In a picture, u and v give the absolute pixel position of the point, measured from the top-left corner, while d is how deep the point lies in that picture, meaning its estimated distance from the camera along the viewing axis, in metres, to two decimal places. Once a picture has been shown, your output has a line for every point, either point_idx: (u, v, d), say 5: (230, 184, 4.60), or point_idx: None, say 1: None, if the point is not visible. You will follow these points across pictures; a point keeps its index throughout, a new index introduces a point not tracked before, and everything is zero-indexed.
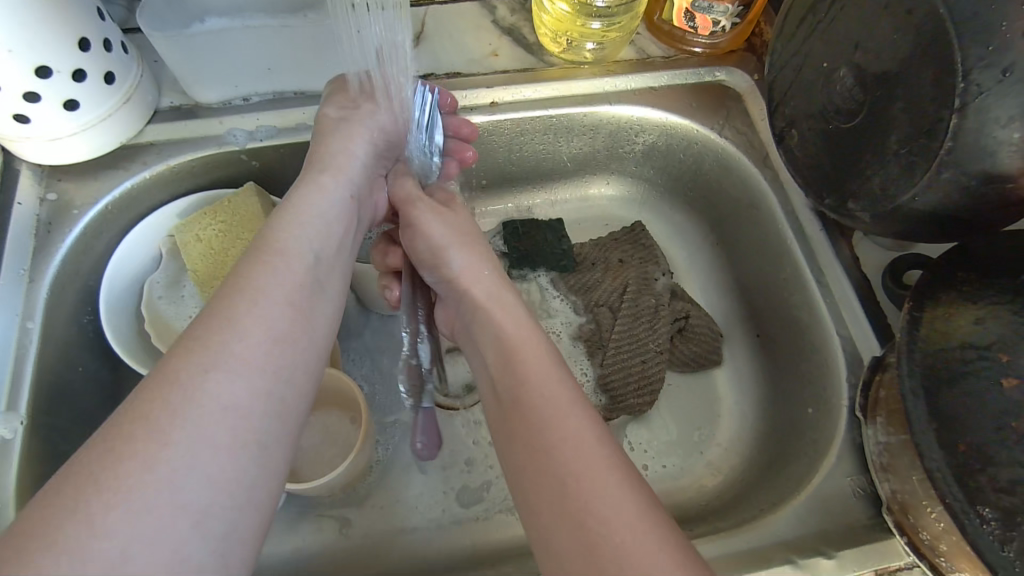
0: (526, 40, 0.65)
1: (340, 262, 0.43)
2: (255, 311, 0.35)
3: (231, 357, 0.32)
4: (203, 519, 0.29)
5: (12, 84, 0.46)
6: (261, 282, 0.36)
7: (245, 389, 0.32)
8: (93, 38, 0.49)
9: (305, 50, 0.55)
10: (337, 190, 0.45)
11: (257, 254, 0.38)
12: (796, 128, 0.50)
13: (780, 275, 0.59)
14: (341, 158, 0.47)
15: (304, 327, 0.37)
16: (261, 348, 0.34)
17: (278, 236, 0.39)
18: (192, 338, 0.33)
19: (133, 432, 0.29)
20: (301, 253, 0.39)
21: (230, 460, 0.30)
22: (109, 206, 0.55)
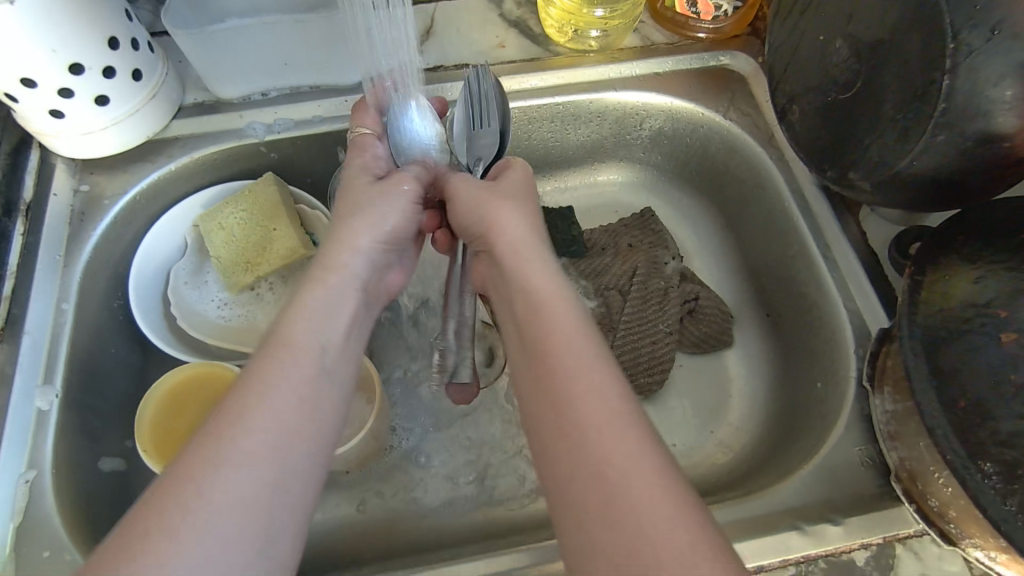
0: (532, 32, 0.67)
1: (352, 346, 0.40)
2: (266, 412, 0.33)
3: (239, 451, 0.32)
4: (241, 570, 0.30)
5: (48, 80, 0.49)
6: (298, 336, 0.37)
7: (280, 438, 0.33)
8: (122, 37, 0.52)
9: (318, 45, 0.58)
10: (346, 274, 0.43)
11: (271, 353, 0.36)
12: (796, 103, 0.51)
13: (787, 253, 0.59)
14: (344, 243, 0.44)
15: (323, 417, 0.36)
16: (273, 450, 0.33)
17: (290, 328, 0.38)
18: (202, 439, 0.32)
19: (142, 533, 0.29)
20: (311, 346, 0.37)
21: (267, 510, 0.31)
22: (137, 197, 0.58)
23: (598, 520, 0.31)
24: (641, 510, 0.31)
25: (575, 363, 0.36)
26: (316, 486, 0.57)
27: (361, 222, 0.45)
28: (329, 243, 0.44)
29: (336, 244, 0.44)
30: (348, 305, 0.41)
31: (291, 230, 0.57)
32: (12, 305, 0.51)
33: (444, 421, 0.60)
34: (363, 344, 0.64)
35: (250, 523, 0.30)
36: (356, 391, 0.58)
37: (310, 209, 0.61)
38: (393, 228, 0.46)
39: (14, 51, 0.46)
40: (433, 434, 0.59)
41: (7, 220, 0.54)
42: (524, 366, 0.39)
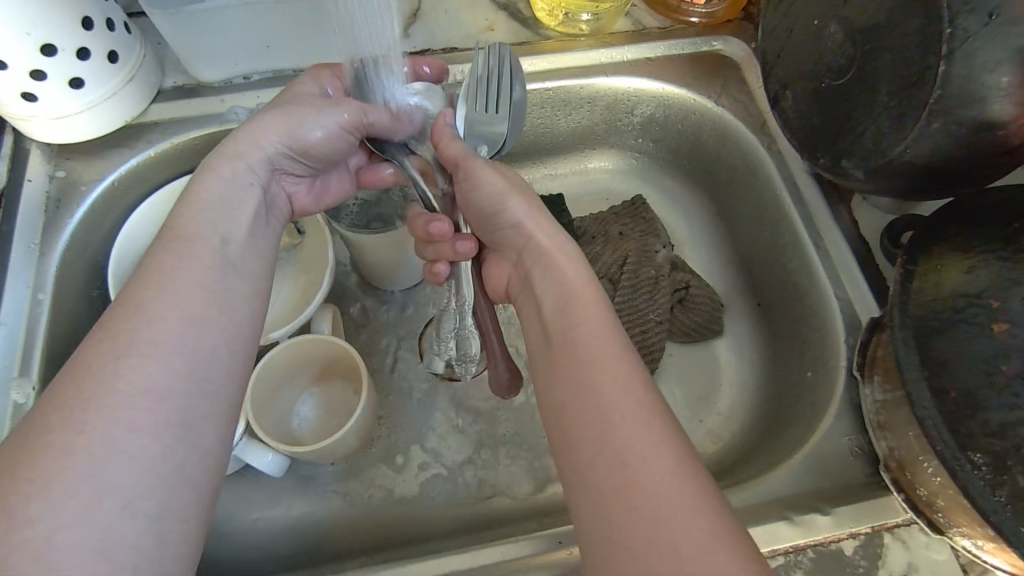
0: (522, 15, 0.65)
1: (257, 244, 0.41)
2: (161, 303, 0.34)
3: (143, 342, 0.32)
4: (152, 450, 0.30)
5: (18, 61, 0.47)
6: (186, 227, 0.38)
7: (173, 328, 0.34)
8: (96, 17, 0.50)
9: (302, 27, 0.57)
10: (252, 174, 0.43)
11: (165, 246, 0.37)
12: (789, 89, 0.50)
13: (779, 241, 0.59)
14: (251, 141, 0.44)
15: (228, 311, 0.36)
16: (175, 338, 0.33)
17: (176, 222, 0.38)
18: (111, 328, 0.33)
19: (40, 429, 0.29)
20: (208, 235, 0.38)
21: (174, 396, 0.32)
22: (116, 183, 0.57)
23: (615, 506, 0.31)
24: (657, 501, 0.31)
25: (603, 362, 0.36)
26: (302, 477, 0.56)
27: (275, 118, 0.45)
28: (232, 136, 0.44)
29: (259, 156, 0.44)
30: (248, 206, 0.42)
31: None
32: None
33: (433, 412, 0.59)
34: (350, 333, 0.63)
35: (163, 409, 0.31)
36: (343, 381, 0.57)
37: None
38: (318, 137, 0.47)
39: None
40: (421, 424, 0.59)
41: None
42: (547, 356, 0.39)
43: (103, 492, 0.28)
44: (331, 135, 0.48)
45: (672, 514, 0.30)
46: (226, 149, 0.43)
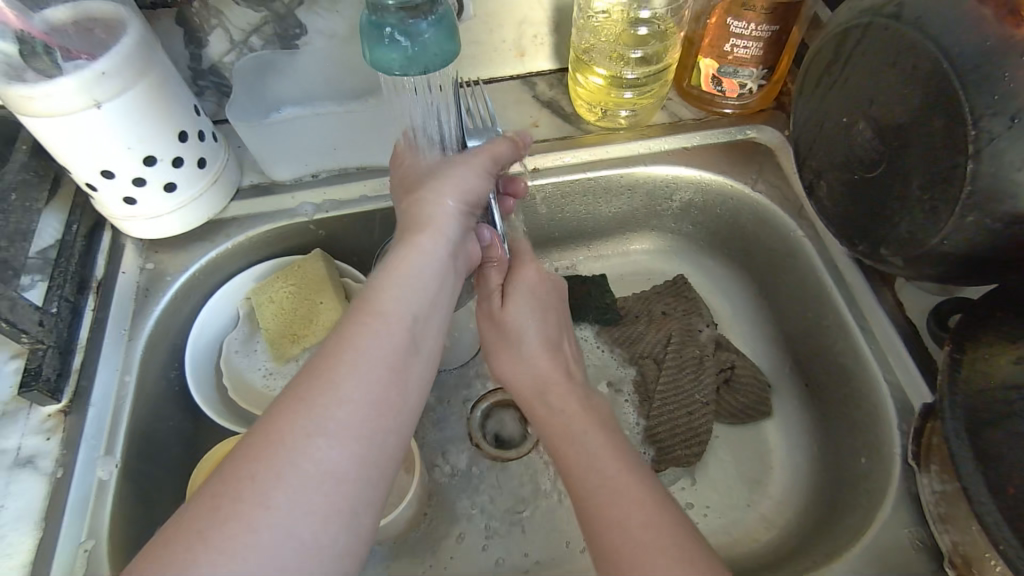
0: (564, 111, 0.70)
1: (438, 315, 0.41)
2: (354, 384, 0.35)
3: (330, 422, 0.33)
4: (316, 533, 0.31)
5: (125, 171, 0.54)
6: (378, 301, 0.39)
7: (358, 409, 0.34)
8: (190, 130, 0.57)
9: (365, 132, 0.63)
10: (438, 241, 0.44)
11: (359, 320, 0.38)
12: (824, 179, 0.52)
13: (823, 321, 0.59)
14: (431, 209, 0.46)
15: (403, 387, 0.37)
16: (360, 420, 0.34)
17: (379, 297, 0.39)
18: (293, 400, 0.34)
19: (233, 495, 0.31)
20: (400, 313, 0.39)
21: (345, 479, 0.33)
22: (196, 273, 0.63)
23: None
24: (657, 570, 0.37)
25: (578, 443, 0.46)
26: None
27: (436, 184, 0.47)
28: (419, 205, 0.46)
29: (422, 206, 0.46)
30: (434, 275, 0.42)
31: (337, 302, 0.60)
32: (81, 376, 0.55)
33: (482, 490, 0.61)
34: None
35: (341, 491, 0.32)
36: None
37: (355, 283, 0.64)
38: (474, 198, 0.49)
39: (98, 146, 0.52)
40: (471, 504, 0.60)
41: (81, 297, 0.58)
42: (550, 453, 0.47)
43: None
44: (477, 177, 0.50)
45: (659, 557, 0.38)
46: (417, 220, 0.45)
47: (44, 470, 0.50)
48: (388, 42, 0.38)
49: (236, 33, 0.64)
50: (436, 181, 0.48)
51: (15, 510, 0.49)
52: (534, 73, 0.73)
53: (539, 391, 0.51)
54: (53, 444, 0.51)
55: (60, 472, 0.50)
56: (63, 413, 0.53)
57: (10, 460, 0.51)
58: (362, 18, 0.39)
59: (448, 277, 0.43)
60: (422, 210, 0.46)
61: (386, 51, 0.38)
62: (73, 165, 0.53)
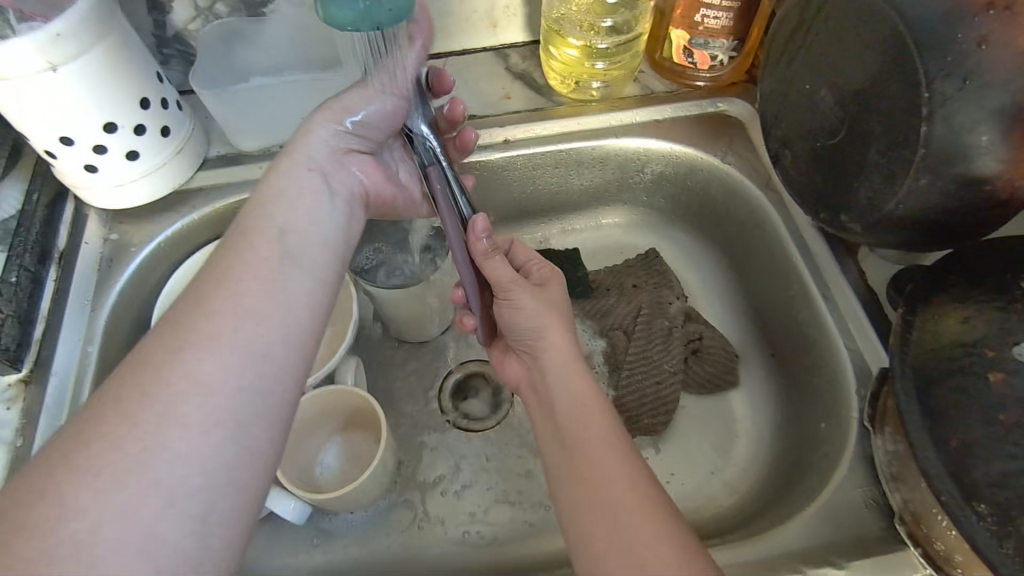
0: (537, 83, 0.70)
1: (322, 233, 0.42)
2: (224, 296, 0.36)
3: (199, 338, 0.34)
4: (201, 442, 0.32)
5: (85, 138, 0.53)
6: (250, 224, 0.40)
7: (233, 323, 0.35)
8: (153, 97, 0.56)
9: (333, 102, 0.63)
10: (310, 167, 0.46)
11: (234, 244, 0.39)
12: (789, 148, 0.52)
13: (788, 291, 0.60)
14: (309, 144, 0.47)
15: (281, 299, 0.37)
16: (233, 331, 0.35)
17: (249, 220, 0.40)
18: (171, 325, 0.35)
19: (100, 417, 0.31)
20: (267, 231, 0.40)
21: (224, 389, 0.33)
22: (163, 244, 0.62)
23: None
24: None
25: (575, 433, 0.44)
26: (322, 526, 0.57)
27: (323, 121, 0.48)
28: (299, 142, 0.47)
29: (301, 142, 0.47)
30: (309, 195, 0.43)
31: None
32: (42, 346, 0.54)
33: (453, 460, 0.61)
34: (372, 383, 0.65)
35: (224, 400, 0.33)
36: (365, 431, 0.59)
37: None
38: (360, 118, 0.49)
39: (55, 111, 0.51)
40: (441, 473, 0.61)
41: (42, 267, 0.57)
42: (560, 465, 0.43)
43: (159, 486, 0.30)
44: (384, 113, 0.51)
45: (650, 545, 0.37)
46: (296, 151, 0.46)
47: (4, 440, 0.50)
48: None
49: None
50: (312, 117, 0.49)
51: None
52: (507, 45, 0.72)
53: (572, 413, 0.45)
54: (13, 413, 0.51)
55: (19, 442, 0.50)
56: (24, 383, 0.52)
57: None
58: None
59: (321, 192, 0.44)
60: (298, 136, 0.48)
61: (338, 9, 0.38)
62: (30, 131, 0.52)
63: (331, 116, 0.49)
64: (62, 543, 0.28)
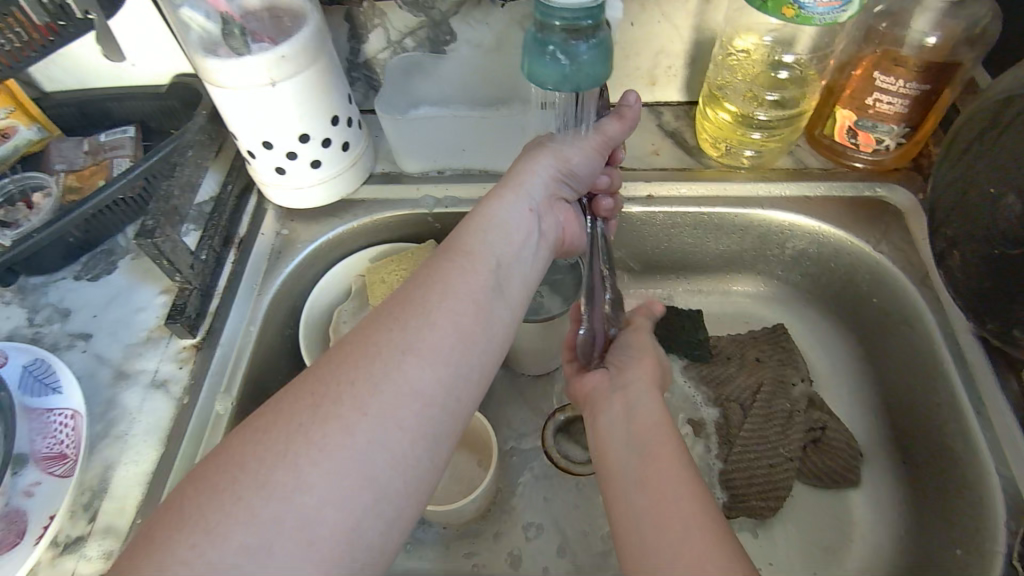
0: (688, 143, 0.71)
1: (524, 267, 0.46)
2: (443, 310, 0.40)
3: (418, 347, 0.38)
4: (400, 446, 0.35)
5: (282, 144, 0.61)
6: (469, 245, 0.44)
7: (448, 342, 0.39)
8: (341, 115, 0.63)
9: (495, 137, 0.67)
10: (524, 195, 0.49)
11: (453, 260, 0.42)
12: (958, 249, 0.50)
13: (933, 399, 0.56)
14: (526, 173, 0.50)
15: (486, 325, 0.41)
16: (446, 347, 0.39)
17: (467, 241, 0.44)
18: (392, 326, 0.39)
19: (333, 398, 0.36)
20: (487, 257, 0.43)
21: (428, 404, 0.37)
22: (323, 245, 0.69)
23: (664, 548, 0.37)
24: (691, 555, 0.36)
25: (651, 434, 0.44)
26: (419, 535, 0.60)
27: (540, 155, 0.51)
28: (516, 169, 0.51)
29: (517, 168, 0.51)
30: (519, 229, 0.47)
31: None
32: (214, 319, 0.61)
33: (548, 499, 0.62)
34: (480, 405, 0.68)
35: (427, 413, 0.37)
36: (471, 452, 0.62)
37: None
38: (573, 164, 0.53)
39: (265, 119, 0.58)
40: (535, 509, 0.62)
41: (225, 249, 0.65)
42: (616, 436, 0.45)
43: (359, 478, 0.34)
44: (590, 153, 0.54)
45: (677, 504, 0.39)
46: (512, 179, 0.50)
47: (173, 395, 0.57)
48: (549, 59, 0.42)
49: (394, 34, 0.70)
50: (532, 152, 0.52)
51: (146, 424, 0.55)
52: (662, 102, 0.74)
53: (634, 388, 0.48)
54: (183, 372, 0.58)
55: (186, 399, 0.56)
56: (196, 348, 0.59)
57: (148, 380, 0.58)
58: (527, 37, 0.43)
59: (532, 232, 0.48)
60: (520, 165, 0.51)
61: (544, 68, 0.42)
62: (240, 133, 0.60)
63: (553, 156, 0.51)
64: (287, 510, 0.32)
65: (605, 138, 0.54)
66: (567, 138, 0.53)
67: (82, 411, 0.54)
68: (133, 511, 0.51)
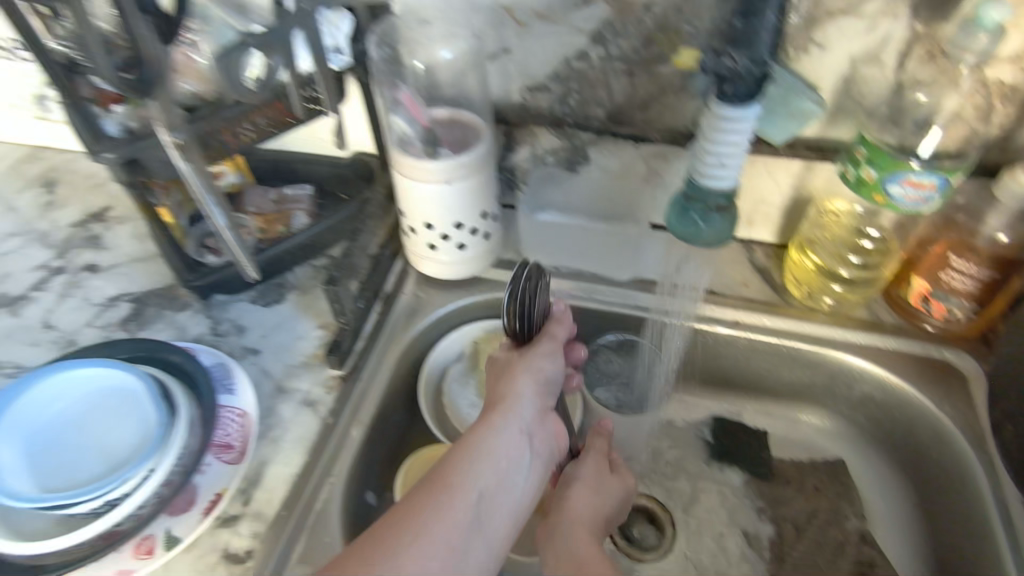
0: (774, 280, 0.80)
1: (506, 494, 0.55)
2: (433, 535, 0.49)
3: (412, 562, 0.47)
4: None
5: (440, 227, 0.75)
6: (459, 474, 0.53)
7: (437, 561, 0.48)
8: (489, 211, 0.78)
9: (610, 250, 0.82)
10: (513, 422, 0.58)
11: (444, 488, 0.52)
12: (1011, 423, 0.57)
13: (977, 555, 0.62)
14: (515, 399, 0.60)
15: (469, 548, 0.50)
16: (435, 566, 0.47)
17: (458, 468, 0.53)
18: (390, 542, 0.47)
19: None
20: (475, 489, 0.53)
21: None
22: (453, 311, 0.83)
23: None
24: None
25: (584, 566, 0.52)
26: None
27: (526, 384, 0.61)
28: (502, 397, 0.60)
29: (506, 392, 0.60)
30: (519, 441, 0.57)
31: None
32: (359, 358, 0.74)
33: None
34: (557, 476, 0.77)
35: None
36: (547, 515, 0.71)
37: None
38: (551, 382, 0.63)
39: (434, 207, 0.73)
40: None
41: (374, 301, 0.79)
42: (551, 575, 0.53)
43: None
44: (560, 368, 0.65)
45: None
46: (501, 407, 0.59)
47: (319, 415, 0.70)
48: (690, 220, 0.58)
49: (539, 151, 0.81)
50: (519, 376, 0.62)
51: (296, 434, 0.68)
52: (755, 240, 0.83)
53: (575, 524, 0.58)
54: (330, 397, 0.71)
55: (331, 421, 0.69)
56: (341, 379, 0.72)
57: (302, 398, 0.71)
58: (677, 195, 0.60)
59: (520, 457, 0.57)
60: (506, 391, 0.60)
61: (684, 226, 0.59)
62: (410, 212, 0.75)
63: (535, 377, 0.62)
64: None
65: (555, 336, 0.67)
66: (540, 355, 0.64)
67: (249, 411, 0.67)
68: (280, 504, 0.63)
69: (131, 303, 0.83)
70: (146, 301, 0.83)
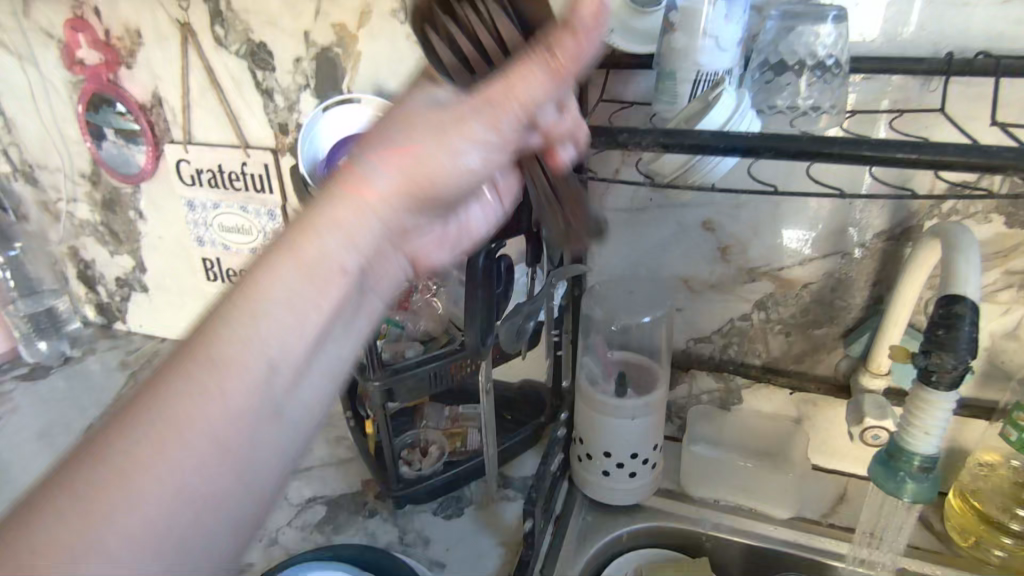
0: (936, 529, 0.84)
1: (264, 402, 0.37)
2: (175, 455, 0.34)
3: (137, 469, 0.33)
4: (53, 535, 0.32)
5: (617, 455, 0.84)
6: (241, 349, 0.37)
7: (171, 488, 0.33)
8: (659, 444, 0.86)
9: (771, 487, 0.87)
10: (316, 273, 0.39)
11: (217, 336, 0.37)
12: None
13: None
14: (332, 232, 0.40)
15: (201, 483, 0.35)
16: (166, 487, 0.34)
17: (236, 341, 0.37)
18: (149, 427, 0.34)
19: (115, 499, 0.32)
20: (256, 364, 0.37)
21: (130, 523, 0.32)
22: (620, 536, 0.87)
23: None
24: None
25: None
26: None
27: (407, 176, 0.41)
28: (358, 199, 0.41)
29: (349, 205, 0.40)
30: (355, 238, 0.40)
31: None
32: None
33: None
34: None
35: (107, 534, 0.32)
36: None
37: None
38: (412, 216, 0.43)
39: (616, 437, 0.83)
40: None
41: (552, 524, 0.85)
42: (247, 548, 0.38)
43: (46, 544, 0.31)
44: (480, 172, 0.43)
45: None
46: (328, 226, 0.40)
47: None
48: (899, 476, 0.59)
49: (695, 389, 0.95)
50: (411, 173, 0.42)
51: None
52: None
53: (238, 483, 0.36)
54: None
55: None
56: None
57: None
58: (879, 451, 0.62)
59: (312, 327, 0.39)
60: (365, 195, 0.40)
61: (893, 478, 0.59)
62: (590, 441, 0.85)
63: (409, 202, 0.42)
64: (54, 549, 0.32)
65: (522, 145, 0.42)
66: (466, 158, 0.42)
67: None
68: None
69: (326, 506, 0.93)
70: (340, 506, 0.92)
